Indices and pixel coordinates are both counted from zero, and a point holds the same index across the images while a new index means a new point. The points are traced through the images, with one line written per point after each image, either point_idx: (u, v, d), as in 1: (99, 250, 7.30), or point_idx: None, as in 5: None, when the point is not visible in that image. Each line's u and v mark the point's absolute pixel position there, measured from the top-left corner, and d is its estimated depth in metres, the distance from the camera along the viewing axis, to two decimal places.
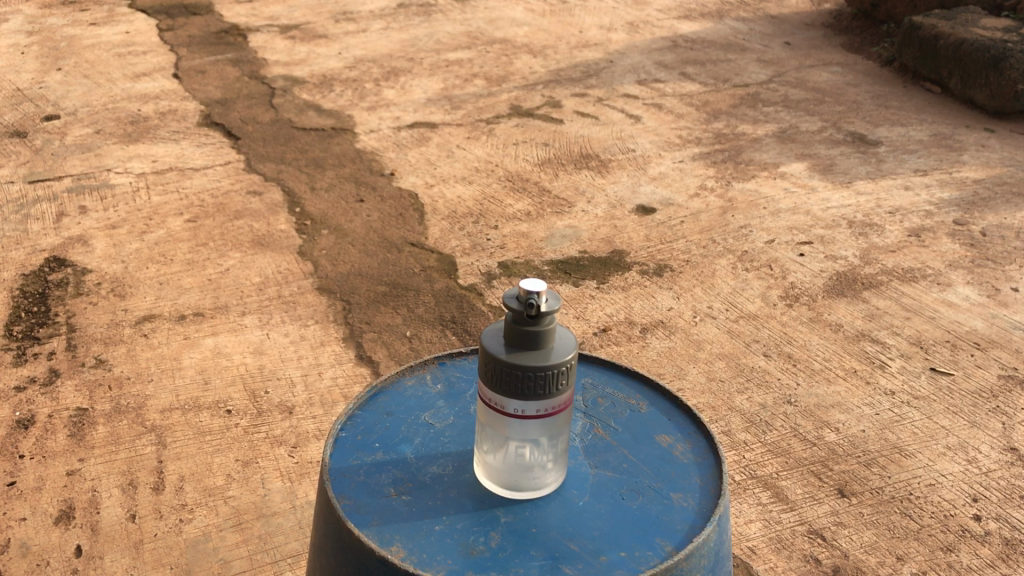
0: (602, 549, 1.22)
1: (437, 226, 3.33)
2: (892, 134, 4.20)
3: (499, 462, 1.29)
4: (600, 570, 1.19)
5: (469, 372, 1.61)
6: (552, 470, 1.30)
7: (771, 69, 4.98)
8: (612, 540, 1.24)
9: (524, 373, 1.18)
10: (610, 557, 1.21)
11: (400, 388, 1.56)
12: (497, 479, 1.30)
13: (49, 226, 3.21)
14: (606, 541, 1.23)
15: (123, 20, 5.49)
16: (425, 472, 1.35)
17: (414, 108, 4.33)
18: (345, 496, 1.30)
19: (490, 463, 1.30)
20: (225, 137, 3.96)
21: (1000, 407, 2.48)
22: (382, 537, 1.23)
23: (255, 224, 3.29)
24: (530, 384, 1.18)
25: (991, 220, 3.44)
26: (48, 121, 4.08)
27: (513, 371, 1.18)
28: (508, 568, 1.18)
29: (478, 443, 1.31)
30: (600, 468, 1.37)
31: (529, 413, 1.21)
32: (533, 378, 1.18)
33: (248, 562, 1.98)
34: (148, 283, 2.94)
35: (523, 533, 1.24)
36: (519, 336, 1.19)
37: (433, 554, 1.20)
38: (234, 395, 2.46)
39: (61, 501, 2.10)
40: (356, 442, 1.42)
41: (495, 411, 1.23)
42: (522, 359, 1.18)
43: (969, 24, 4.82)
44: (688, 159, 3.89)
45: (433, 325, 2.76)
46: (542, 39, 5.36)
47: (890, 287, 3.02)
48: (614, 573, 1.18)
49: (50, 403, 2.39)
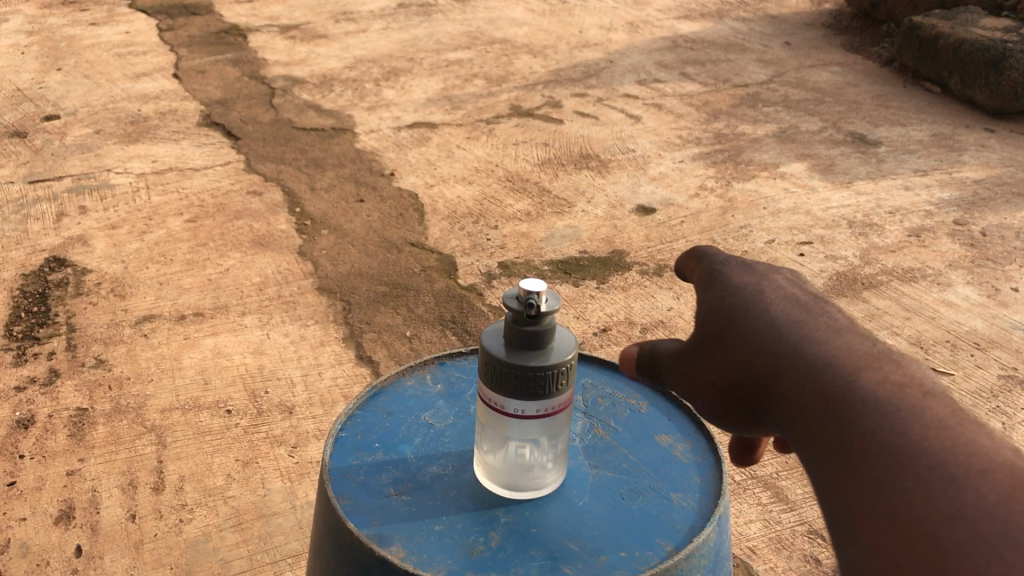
0: (601, 549, 1.22)
1: (437, 226, 3.33)
2: (891, 134, 4.21)
3: (499, 462, 1.29)
4: (600, 570, 1.19)
5: (469, 372, 1.61)
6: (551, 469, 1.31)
7: (770, 69, 4.98)
8: (612, 539, 1.24)
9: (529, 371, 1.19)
10: (610, 557, 1.21)
11: (400, 388, 1.56)
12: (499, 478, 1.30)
13: (49, 226, 3.21)
14: (605, 541, 1.23)
15: (123, 20, 5.49)
16: (425, 472, 1.36)
17: (413, 108, 4.33)
18: (346, 496, 1.30)
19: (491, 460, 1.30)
20: (225, 137, 3.96)
21: (1000, 407, 2.48)
22: (382, 537, 1.23)
23: (255, 224, 3.29)
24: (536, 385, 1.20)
25: (991, 220, 3.44)
26: (48, 121, 4.08)
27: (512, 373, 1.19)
28: (508, 568, 1.18)
29: (477, 443, 1.31)
30: (601, 468, 1.38)
31: (529, 413, 1.21)
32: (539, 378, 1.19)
33: (248, 562, 1.98)
34: (148, 283, 2.93)
35: (523, 533, 1.24)
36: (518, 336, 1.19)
37: (433, 554, 1.20)
38: (234, 395, 2.46)
39: (60, 501, 2.10)
40: (356, 442, 1.42)
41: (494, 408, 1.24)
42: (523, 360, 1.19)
43: (969, 24, 4.82)
44: (688, 159, 3.89)
45: (433, 325, 2.76)
46: (542, 39, 5.35)
47: (890, 287, 3.02)
48: (614, 573, 1.18)
49: (49, 403, 2.39)
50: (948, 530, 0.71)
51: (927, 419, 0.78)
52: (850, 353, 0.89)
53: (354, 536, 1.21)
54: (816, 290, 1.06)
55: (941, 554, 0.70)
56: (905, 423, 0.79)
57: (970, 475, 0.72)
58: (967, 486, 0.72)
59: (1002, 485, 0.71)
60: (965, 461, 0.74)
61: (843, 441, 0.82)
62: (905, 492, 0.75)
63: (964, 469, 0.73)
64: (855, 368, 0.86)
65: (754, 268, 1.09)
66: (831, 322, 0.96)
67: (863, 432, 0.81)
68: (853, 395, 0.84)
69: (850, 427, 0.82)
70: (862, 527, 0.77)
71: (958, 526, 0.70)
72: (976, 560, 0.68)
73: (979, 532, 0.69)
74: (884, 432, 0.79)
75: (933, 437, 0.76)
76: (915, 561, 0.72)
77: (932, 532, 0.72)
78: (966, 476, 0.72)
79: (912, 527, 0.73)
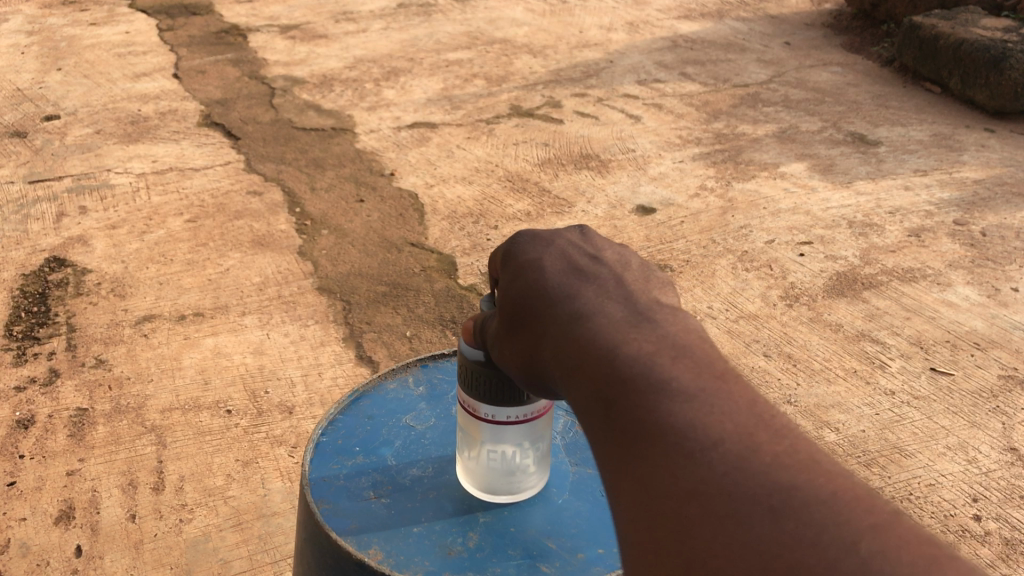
0: (579, 547, 1.23)
1: (436, 226, 3.33)
2: (891, 134, 4.21)
3: (474, 461, 1.29)
4: (577, 568, 1.20)
5: (451, 373, 1.61)
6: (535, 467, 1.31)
7: (771, 69, 4.98)
8: (589, 537, 1.25)
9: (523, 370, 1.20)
10: (588, 555, 1.22)
11: (382, 391, 1.56)
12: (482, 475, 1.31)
13: (49, 226, 3.21)
14: (583, 539, 1.24)
15: (123, 20, 5.48)
16: (405, 474, 1.36)
17: (413, 108, 4.33)
18: (324, 499, 1.30)
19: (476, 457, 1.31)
20: (225, 137, 3.96)
21: (1000, 407, 2.49)
22: (360, 539, 1.23)
23: (255, 224, 3.29)
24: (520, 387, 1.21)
25: (991, 220, 3.45)
26: (48, 121, 4.08)
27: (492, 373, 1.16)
28: (485, 567, 1.19)
29: (460, 447, 1.31)
30: (581, 465, 1.38)
31: (492, 415, 1.20)
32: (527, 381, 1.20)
33: (248, 562, 1.99)
34: (148, 283, 2.93)
35: (500, 532, 1.25)
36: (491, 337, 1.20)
37: (411, 555, 1.20)
38: (234, 395, 2.46)
39: (60, 501, 2.11)
40: (336, 446, 1.43)
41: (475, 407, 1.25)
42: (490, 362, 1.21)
43: (969, 24, 4.82)
44: (688, 159, 3.89)
45: (432, 325, 2.77)
46: (542, 39, 5.35)
47: (890, 287, 3.02)
48: (592, 571, 1.19)
49: (49, 403, 2.39)
50: (692, 512, 0.67)
51: (673, 392, 0.75)
52: (615, 332, 0.85)
53: (332, 538, 1.21)
54: (597, 251, 1.03)
55: (684, 539, 0.67)
56: (654, 400, 0.75)
57: (709, 453, 0.69)
58: (707, 465, 0.68)
59: (738, 457, 0.68)
60: (702, 437, 0.70)
61: (606, 424, 0.78)
62: (654, 476, 0.71)
63: (702, 445, 0.70)
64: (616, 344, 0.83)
65: (539, 236, 1.06)
66: (606, 292, 0.93)
67: (621, 415, 0.77)
68: (613, 374, 0.80)
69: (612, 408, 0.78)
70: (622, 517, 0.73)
71: (697, 508, 0.67)
72: (713, 540, 0.65)
73: (717, 510, 0.66)
74: (637, 409, 0.75)
75: (677, 413, 0.73)
76: (663, 546, 0.68)
77: (678, 512, 0.68)
78: (703, 455, 0.69)
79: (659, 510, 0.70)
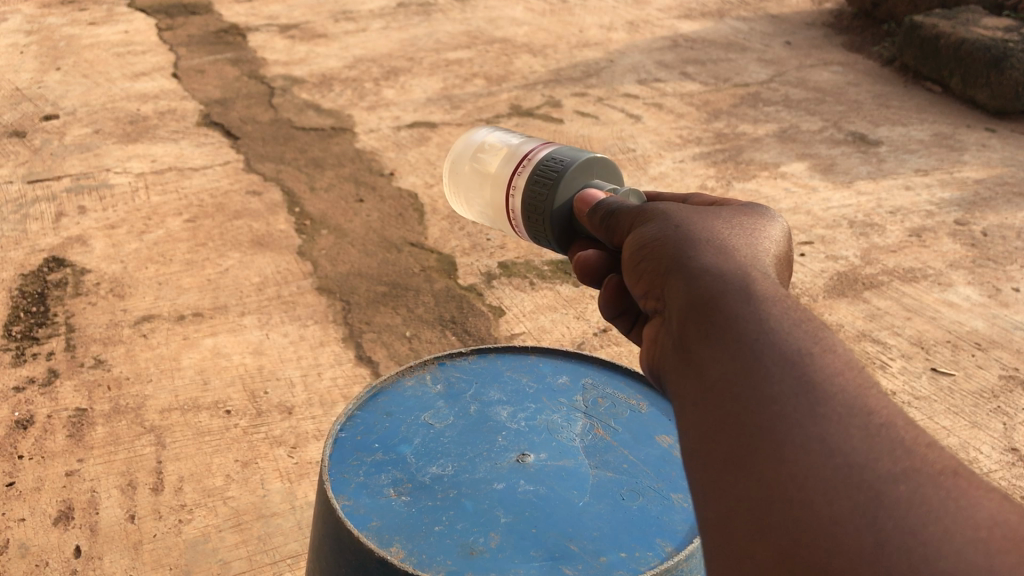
0: (601, 549, 1.25)
1: (437, 226, 3.32)
2: (892, 134, 4.20)
3: (474, 174, 1.39)
4: (599, 570, 1.22)
5: (468, 372, 1.61)
6: (472, 213, 1.45)
7: (771, 69, 4.96)
8: (611, 540, 1.27)
9: (575, 238, 1.22)
10: (610, 558, 1.24)
11: (399, 388, 1.57)
12: (465, 139, 1.44)
13: (48, 226, 3.20)
14: (605, 542, 1.27)
15: (123, 20, 5.46)
16: (425, 472, 1.37)
17: (413, 108, 4.31)
18: (344, 496, 1.33)
19: (483, 139, 1.42)
20: (225, 137, 3.95)
21: (1000, 407, 2.48)
22: (382, 537, 1.26)
23: (254, 224, 3.28)
24: (544, 229, 1.22)
25: (992, 220, 3.43)
26: (47, 121, 4.07)
27: (544, 217, 1.21)
28: (507, 568, 1.22)
29: (482, 176, 1.37)
30: (601, 468, 1.39)
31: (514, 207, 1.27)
32: (554, 240, 1.22)
33: (248, 562, 1.99)
34: (147, 283, 2.92)
35: (523, 533, 1.27)
36: (626, 188, 1.19)
37: (432, 555, 1.23)
38: (234, 396, 2.45)
39: (60, 501, 2.11)
40: (355, 442, 1.45)
41: (518, 160, 1.28)
42: (584, 189, 1.19)
43: (969, 24, 4.80)
44: (689, 159, 3.88)
45: (432, 325, 2.76)
46: (541, 39, 5.32)
47: (891, 287, 3.01)
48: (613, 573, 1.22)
49: (49, 403, 2.39)
50: (900, 493, 0.55)
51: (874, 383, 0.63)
52: (784, 288, 0.75)
53: (353, 536, 1.24)
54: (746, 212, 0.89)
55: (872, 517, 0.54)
56: (852, 373, 0.62)
57: (928, 447, 0.57)
58: (928, 457, 0.56)
59: (966, 468, 0.56)
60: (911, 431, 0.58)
61: (769, 356, 0.65)
62: (846, 442, 0.58)
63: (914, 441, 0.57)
64: (792, 299, 0.70)
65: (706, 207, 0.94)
66: (766, 247, 0.82)
67: (794, 355, 0.64)
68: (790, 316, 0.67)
69: (771, 340, 0.65)
70: (763, 476, 0.61)
71: (909, 490, 0.55)
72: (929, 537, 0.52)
73: (934, 502, 0.54)
74: (826, 361, 0.63)
75: (882, 397, 0.61)
76: (827, 522, 0.56)
77: (874, 490, 0.55)
78: (919, 444, 0.57)
79: (838, 480, 0.57)
